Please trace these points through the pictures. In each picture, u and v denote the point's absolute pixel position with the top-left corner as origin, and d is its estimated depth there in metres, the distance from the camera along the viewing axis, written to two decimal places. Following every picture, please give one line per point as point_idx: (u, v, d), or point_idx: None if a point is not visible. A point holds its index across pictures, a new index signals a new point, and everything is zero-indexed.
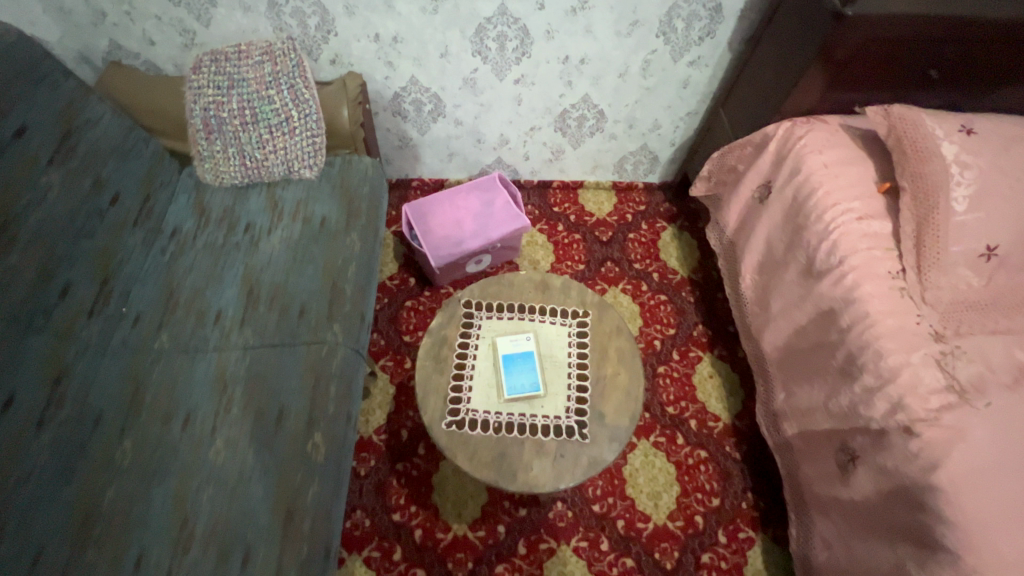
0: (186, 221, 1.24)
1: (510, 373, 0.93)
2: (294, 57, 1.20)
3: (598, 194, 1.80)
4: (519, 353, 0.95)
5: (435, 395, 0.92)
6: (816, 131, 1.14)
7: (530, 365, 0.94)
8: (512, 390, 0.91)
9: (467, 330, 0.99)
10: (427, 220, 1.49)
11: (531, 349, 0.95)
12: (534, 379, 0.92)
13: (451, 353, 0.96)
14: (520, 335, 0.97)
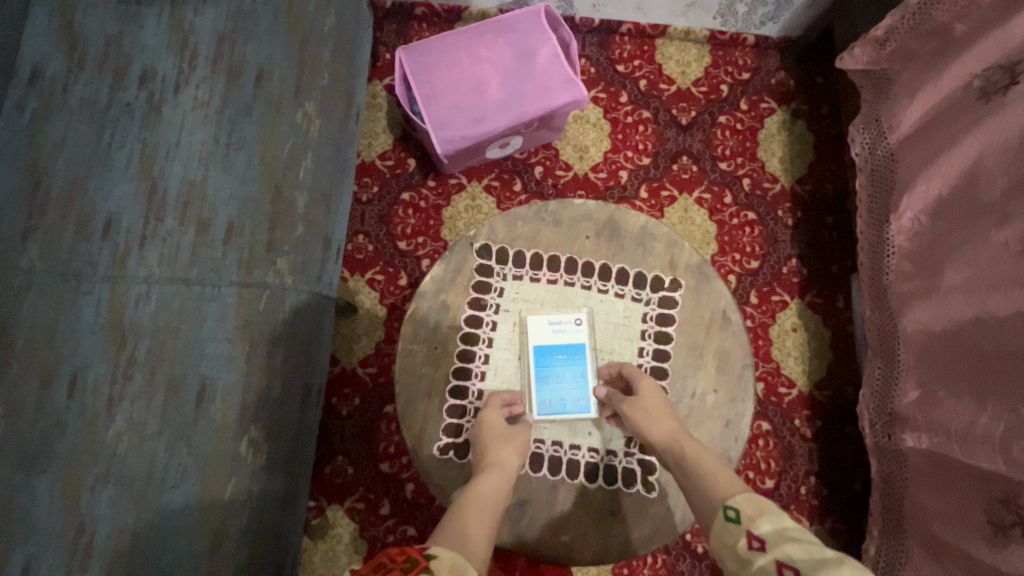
0: (49, 55, 0.78)
1: (546, 379, 0.74)
2: None
3: (684, 49, 1.23)
4: (559, 346, 0.75)
5: (428, 399, 0.73)
6: None
7: (574, 366, 0.75)
8: (542, 408, 0.74)
9: (482, 297, 0.77)
10: (432, 78, 0.99)
11: (580, 342, 0.75)
12: (579, 394, 0.74)
13: (454, 330, 0.75)
14: (565, 322, 0.76)
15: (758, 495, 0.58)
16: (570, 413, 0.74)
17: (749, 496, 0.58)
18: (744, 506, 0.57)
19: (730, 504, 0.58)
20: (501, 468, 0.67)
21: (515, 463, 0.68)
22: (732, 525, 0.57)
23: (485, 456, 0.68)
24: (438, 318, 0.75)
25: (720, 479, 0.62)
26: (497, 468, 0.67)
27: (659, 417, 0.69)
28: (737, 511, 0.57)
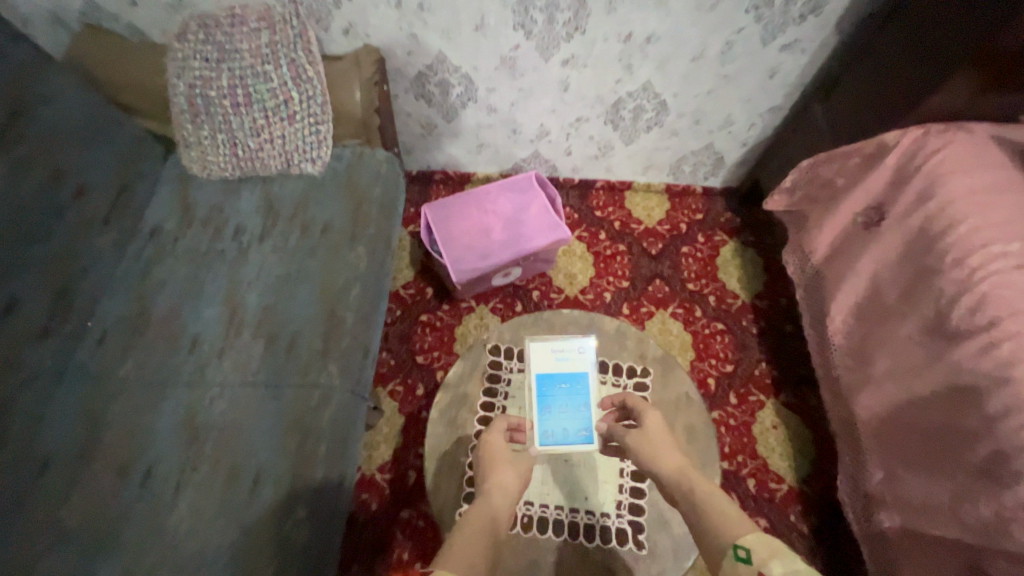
0: (167, 219, 1.04)
1: (551, 411, 0.88)
2: (297, 26, 0.99)
3: (648, 198, 1.55)
4: (563, 375, 0.89)
5: (448, 475, 0.85)
6: (957, 146, 0.88)
7: (575, 393, 0.88)
8: (545, 438, 0.87)
9: (492, 389, 0.93)
10: (449, 226, 1.27)
11: (583, 376, 0.89)
12: (579, 427, 0.87)
13: (470, 417, 0.90)
14: (569, 353, 0.90)
15: (767, 536, 0.56)
16: (571, 440, 0.87)
17: (758, 537, 0.56)
18: (754, 546, 0.55)
19: (739, 544, 0.57)
20: (508, 485, 0.75)
21: (518, 484, 0.76)
22: (742, 566, 0.55)
23: (491, 477, 0.75)
24: (455, 405, 0.90)
25: (730, 519, 0.61)
26: (505, 485, 0.74)
27: (667, 450, 0.76)
28: (747, 552, 0.55)
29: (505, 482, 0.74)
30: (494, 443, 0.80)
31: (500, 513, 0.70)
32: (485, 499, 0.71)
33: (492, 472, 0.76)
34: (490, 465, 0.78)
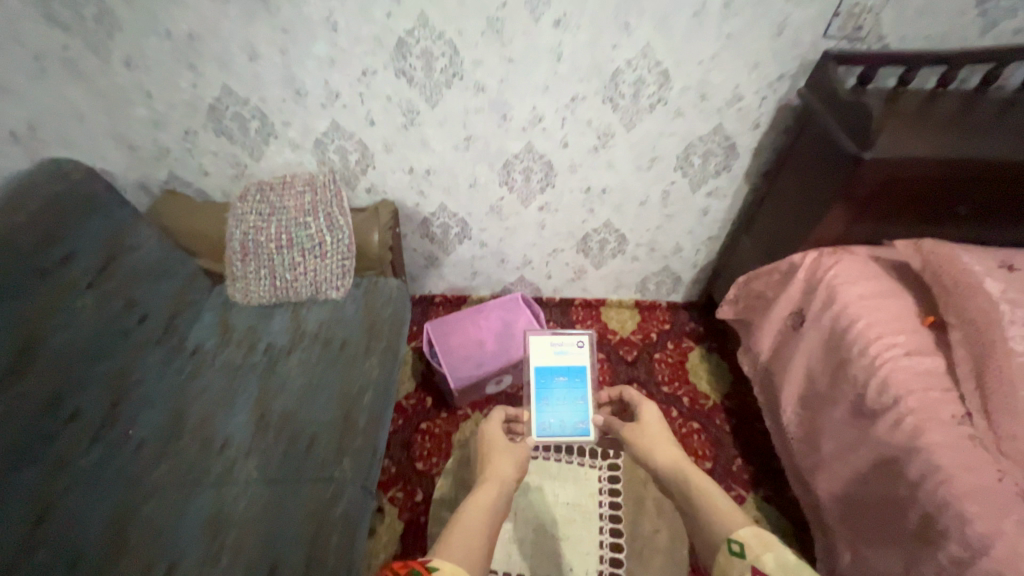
0: (208, 339, 1.23)
1: (551, 406, 1.03)
2: (333, 189, 1.28)
3: (621, 312, 1.77)
4: (562, 368, 1.07)
5: None
6: (844, 263, 1.11)
7: (573, 385, 1.05)
8: (544, 429, 1.01)
9: None
10: (447, 340, 1.47)
11: (581, 371, 1.06)
12: (576, 420, 1.02)
13: None
14: (567, 347, 1.08)
15: (761, 530, 0.61)
16: (569, 432, 1.02)
17: (752, 531, 0.61)
18: (749, 539, 0.61)
19: (734, 538, 0.62)
20: (506, 476, 0.81)
21: (515, 475, 0.83)
22: (736, 559, 0.60)
23: (492, 469, 0.82)
24: (457, 489, 1.27)
25: (726, 511, 0.67)
26: (504, 476, 0.81)
27: (663, 443, 0.84)
28: (740, 545, 0.61)
29: (504, 472, 0.81)
30: (494, 438, 0.90)
31: (500, 498, 0.76)
32: (487, 486, 0.77)
33: (492, 465, 0.83)
34: (491, 461, 0.85)
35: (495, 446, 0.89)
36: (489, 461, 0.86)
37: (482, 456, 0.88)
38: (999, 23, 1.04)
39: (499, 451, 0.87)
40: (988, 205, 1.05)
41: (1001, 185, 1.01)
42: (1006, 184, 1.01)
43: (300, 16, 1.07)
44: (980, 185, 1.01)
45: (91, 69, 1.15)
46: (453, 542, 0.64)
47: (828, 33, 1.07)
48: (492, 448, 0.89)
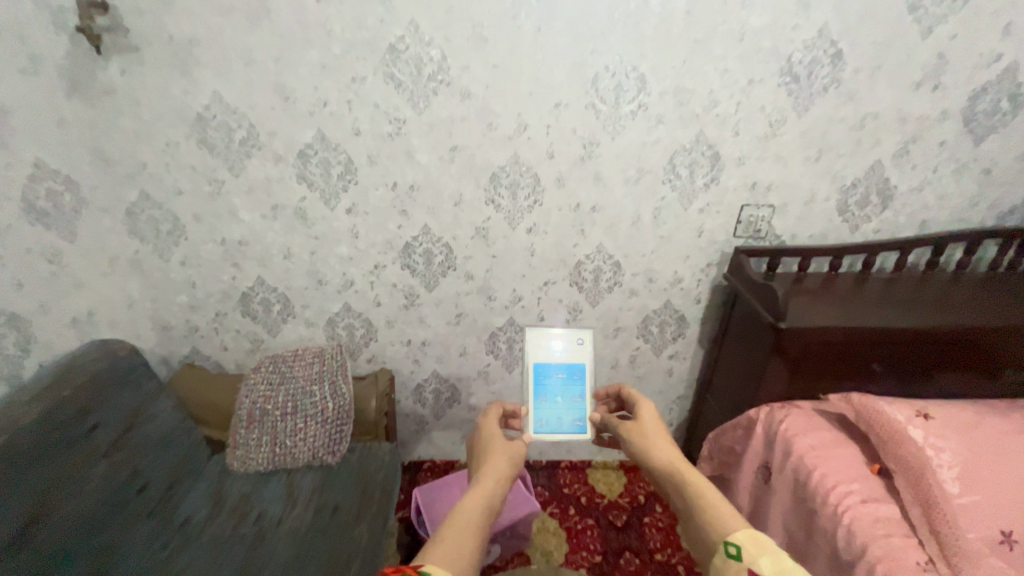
0: (199, 510, 1.25)
1: (548, 401, 1.15)
2: (340, 360, 1.43)
3: (607, 473, 1.81)
4: (561, 366, 1.19)
5: None
6: (794, 415, 1.25)
7: (571, 382, 1.17)
8: (541, 424, 1.13)
9: None
10: (435, 507, 1.47)
11: (580, 370, 1.18)
12: (573, 417, 1.13)
13: None
14: (567, 347, 1.20)
15: (756, 532, 0.65)
16: (566, 427, 1.13)
17: (748, 534, 0.64)
18: (745, 540, 0.64)
19: (731, 540, 0.65)
20: (504, 474, 0.79)
21: (512, 471, 0.80)
22: (733, 561, 0.63)
23: (487, 468, 0.79)
24: None
25: (723, 509, 0.69)
26: (501, 474, 0.78)
27: (662, 443, 0.84)
28: (737, 548, 0.64)
29: (499, 471, 0.78)
30: (490, 439, 0.88)
31: (494, 497, 0.74)
32: (480, 485, 0.75)
33: (489, 464, 0.80)
34: (487, 457, 0.82)
35: (493, 443, 0.85)
36: (486, 456, 0.83)
37: (479, 452, 0.85)
38: (862, 226, 1.38)
39: (498, 447, 0.84)
40: (895, 362, 1.25)
41: (897, 346, 1.22)
42: (901, 345, 1.22)
43: (330, 227, 1.38)
44: (881, 346, 1.22)
45: (152, 266, 1.42)
46: (446, 545, 0.64)
47: (737, 233, 1.39)
48: (492, 445, 0.85)
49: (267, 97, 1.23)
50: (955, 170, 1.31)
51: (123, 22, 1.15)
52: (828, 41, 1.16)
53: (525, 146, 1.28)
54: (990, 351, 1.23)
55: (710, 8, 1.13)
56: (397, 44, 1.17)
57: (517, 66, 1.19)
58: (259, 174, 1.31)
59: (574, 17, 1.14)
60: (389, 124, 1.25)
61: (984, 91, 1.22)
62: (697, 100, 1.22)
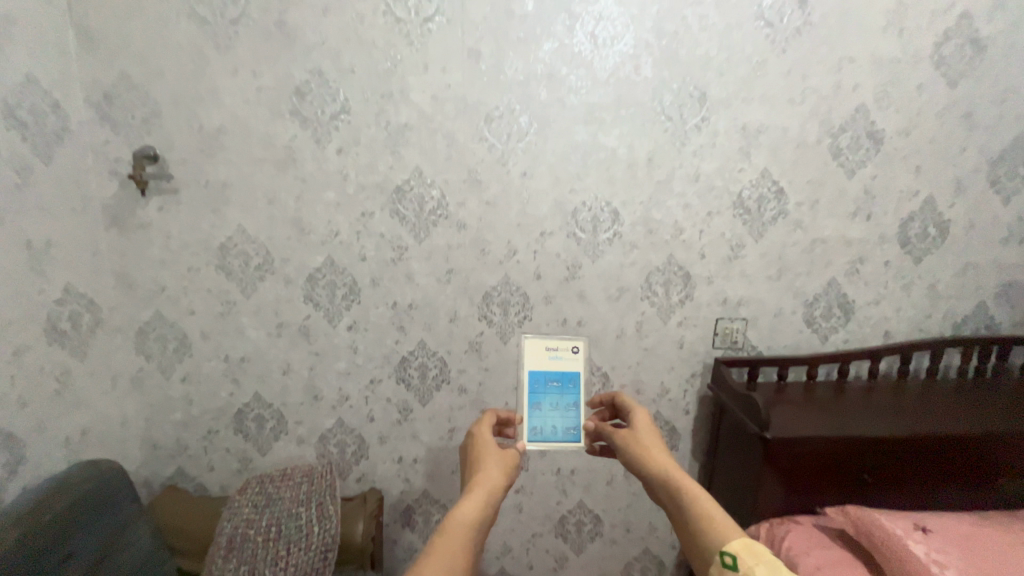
0: None
1: (543, 409, 1.12)
2: (328, 478, 1.42)
3: None
4: (555, 373, 1.15)
5: None
6: (795, 531, 1.22)
7: (565, 389, 1.14)
8: (535, 433, 1.10)
9: None
10: None
11: (574, 376, 1.15)
12: (567, 426, 1.11)
13: None
14: (561, 353, 1.17)
15: (747, 541, 0.75)
16: (559, 436, 1.10)
17: (741, 544, 0.75)
18: (739, 550, 0.74)
19: (726, 551, 0.75)
20: (497, 485, 0.85)
21: (505, 480, 0.87)
22: (728, 567, 0.74)
23: (486, 476, 0.86)
24: None
25: (716, 521, 0.79)
26: (495, 486, 0.85)
27: (655, 453, 0.92)
28: (733, 558, 0.74)
29: (492, 480, 0.85)
30: (484, 447, 0.93)
31: (489, 508, 0.81)
32: (476, 496, 0.82)
33: (484, 472, 0.87)
34: (480, 465, 0.89)
35: (484, 451, 0.91)
36: (478, 466, 0.89)
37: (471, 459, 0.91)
38: (831, 336, 1.47)
39: (489, 457, 0.90)
40: (883, 471, 1.25)
41: (883, 455, 1.23)
42: (886, 454, 1.23)
43: (331, 343, 1.45)
44: (866, 455, 1.23)
45: (152, 383, 1.46)
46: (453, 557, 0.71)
47: (715, 344, 1.47)
48: (482, 452, 0.91)
49: (285, 230, 1.38)
50: (904, 286, 1.45)
51: (168, 170, 1.35)
52: (770, 180, 1.37)
53: (515, 268, 1.42)
54: (976, 460, 1.24)
55: (667, 157, 1.35)
56: (403, 185, 1.36)
57: (506, 202, 1.37)
58: (269, 296, 1.42)
59: (554, 164, 1.35)
60: (392, 251, 1.40)
61: (912, 220, 1.41)
62: (665, 228, 1.39)
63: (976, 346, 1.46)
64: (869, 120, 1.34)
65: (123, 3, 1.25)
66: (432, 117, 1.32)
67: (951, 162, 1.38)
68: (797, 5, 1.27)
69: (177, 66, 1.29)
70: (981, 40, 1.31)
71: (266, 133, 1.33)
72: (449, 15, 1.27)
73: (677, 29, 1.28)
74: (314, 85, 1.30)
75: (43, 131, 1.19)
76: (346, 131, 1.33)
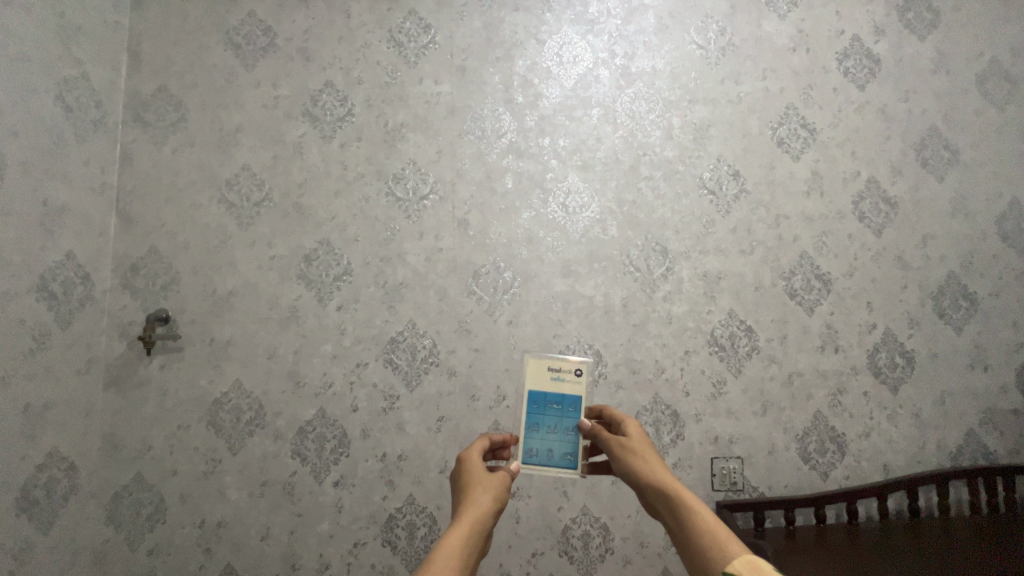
0: None
1: (539, 430, 0.91)
2: None
3: None
4: (557, 396, 0.92)
5: None
6: None
7: (566, 415, 0.91)
8: (528, 456, 0.91)
9: None
10: None
11: (578, 397, 0.91)
12: (565, 451, 0.90)
13: None
14: (565, 373, 0.93)
15: (755, 559, 0.55)
16: (556, 463, 0.89)
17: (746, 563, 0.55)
18: (744, 571, 0.54)
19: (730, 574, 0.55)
20: (486, 509, 0.62)
21: (498, 507, 0.64)
22: None
23: (467, 504, 0.63)
24: None
25: (723, 536, 0.58)
26: (485, 510, 0.62)
27: (648, 455, 0.70)
28: None
29: (482, 506, 0.62)
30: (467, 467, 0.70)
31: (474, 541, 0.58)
32: (457, 526, 0.58)
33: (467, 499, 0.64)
34: (465, 492, 0.66)
35: (470, 469, 0.69)
36: (463, 491, 0.67)
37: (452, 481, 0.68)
38: (831, 473, 1.44)
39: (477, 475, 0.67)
40: None
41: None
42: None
43: (315, 501, 1.39)
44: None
45: (116, 558, 1.34)
46: None
47: (715, 486, 1.41)
48: (468, 472, 0.68)
49: (281, 383, 1.43)
50: (889, 416, 1.47)
51: (177, 329, 1.43)
52: (738, 320, 1.48)
53: (505, 413, 1.43)
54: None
55: (640, 303, 1.48)
56: (397, 337, 1.45)
57: (494, 348, 1.45)
58: (257, 451, 1.40)
59: (537, 312, 1.47)
60: (384, 400, 1.43)
61: (877, 351, 1.50)
62: (647, 367, 1.45)
63: (979, 477, 1.42)
64: (814, 264, 1.52)
65: (164, 193, 1.47)
66: (425, 275, 1.48)
67: (898, 297, 1.52)
68: (731, 177, 1.53)
69: (202, 240, 1.46)
70: (890, 198, 1.56)
71: (273, 294, 1.46)
72: (441, 194, 1.50)
73: (635, 198, 1.51)
74: (322, 253, 1.47)
75: (68, 300, 1.30)
76: (347, 290, 1.46)
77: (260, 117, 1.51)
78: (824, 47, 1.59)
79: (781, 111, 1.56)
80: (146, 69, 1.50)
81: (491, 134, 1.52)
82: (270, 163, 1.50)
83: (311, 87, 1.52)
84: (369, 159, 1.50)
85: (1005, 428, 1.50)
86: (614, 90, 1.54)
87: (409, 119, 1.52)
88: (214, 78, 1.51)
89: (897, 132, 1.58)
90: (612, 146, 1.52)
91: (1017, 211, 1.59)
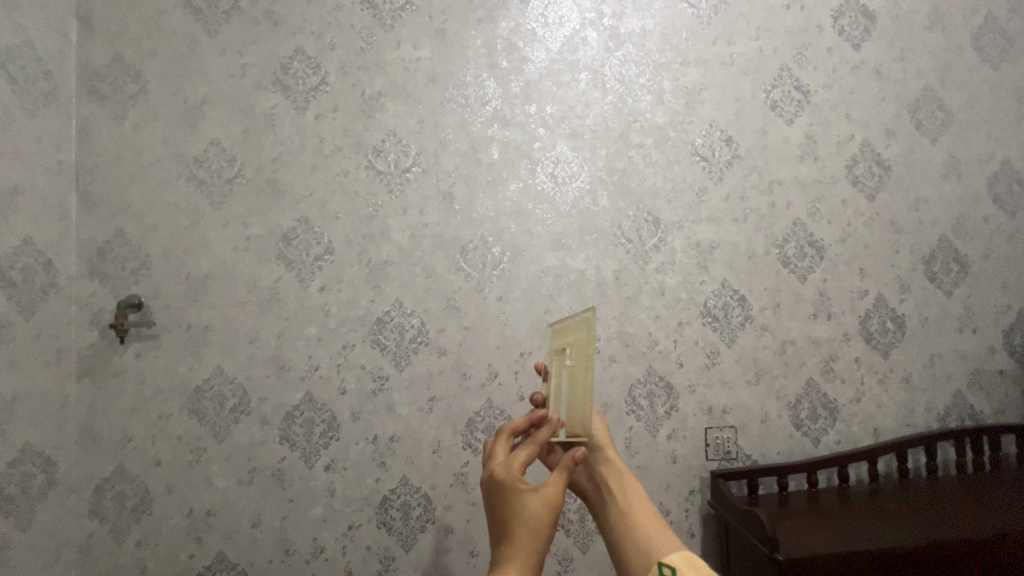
0: None
1: None
2: None
3: None
4: None
5: None
6: None
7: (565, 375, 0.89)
8: None
9: None
10: None
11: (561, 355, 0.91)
12: None
13: None
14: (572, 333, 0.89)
15: (688, 553, 0.70)
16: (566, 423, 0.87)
17: (682, 556, 0.70)
18: (678, 561, 0.69)
19: (665, 563, 0.70)
20: (542, 538, 0.66)
21: (548, 519, 0.67)
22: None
23: (520, 529, 0.66)
24: None
25: (656, 536, 0.76)
26: (537, 539, 0.65)
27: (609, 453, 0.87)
28: (670, 568, 0.69)
29: (536, 531, 0.66)
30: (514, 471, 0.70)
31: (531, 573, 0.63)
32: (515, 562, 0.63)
33: (519, 516, 0.66)
34: (514, 506, 0.67)
35: (518, 488, 0.68)
36: (510, 502, 0.68)
37: (497, 497, 0.69)
38: (822, 438, 1.45)
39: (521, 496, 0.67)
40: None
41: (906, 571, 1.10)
42: (911, 569, 1.10)
43: (306, 486, 1.36)
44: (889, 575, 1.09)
45: (102, 552, 1.31)
46: None
47: (709, 456, 1.42)
48: (512, 496, 0.68)
49: (264, 368, 1.38)
50: (879, 380, 1.48)
51: (151, 316, 1.36)
52: (731, 289, 1.46)
53: (497, 391, 1.41)
54: (1010, 568, 1.11)
55: (632, 275, 1.44)
56: (384, 317, 1.40)
57: (485, 325, 1.42)
58: (243, 439, 1.36)
59: (527, 287, 1.43)
60: (373, 382, 1.39)
61: (869, 317, 1.49)
62: (640, 340, 1.43)
63: (965, 439, 1.45)
64: (807, 231, 1.49)
65: (127, 172, 1.38)
66: (410, 252, 1.42)
67: (889, 263, 1.51)
68: (724, 143, 1.49)
69: (173, 221, 1.38)
70: (884, 161, 1.53)
71: (251, 276, 1.39)
72: (424, 166, 1.43)
73: (626, 167, 1.46)
74: (300, 232, 1.40)
75: (29, 288, 1.23)
76: (329, 270, 1.40)
77: (228, 87, 1.41)
78: (818, 4, 1.53)
79: (775, 73, 1.51)
80: (99, 36, 1.38)
81: (475, 102, 1.44)
82: (240, 138, 1.41)
83: (280, 54, 1.42)
84: (346, 131, 1.42)
85: (991, 389, 1.52)
86: (602, 53, 1.47)
87: (387, 87, 1.43)
88: (174, 45, 1.40)
89: (891, 93, 1.55)
90: (601, 112, 1.46)
91: (1008, 172, 1.58)
